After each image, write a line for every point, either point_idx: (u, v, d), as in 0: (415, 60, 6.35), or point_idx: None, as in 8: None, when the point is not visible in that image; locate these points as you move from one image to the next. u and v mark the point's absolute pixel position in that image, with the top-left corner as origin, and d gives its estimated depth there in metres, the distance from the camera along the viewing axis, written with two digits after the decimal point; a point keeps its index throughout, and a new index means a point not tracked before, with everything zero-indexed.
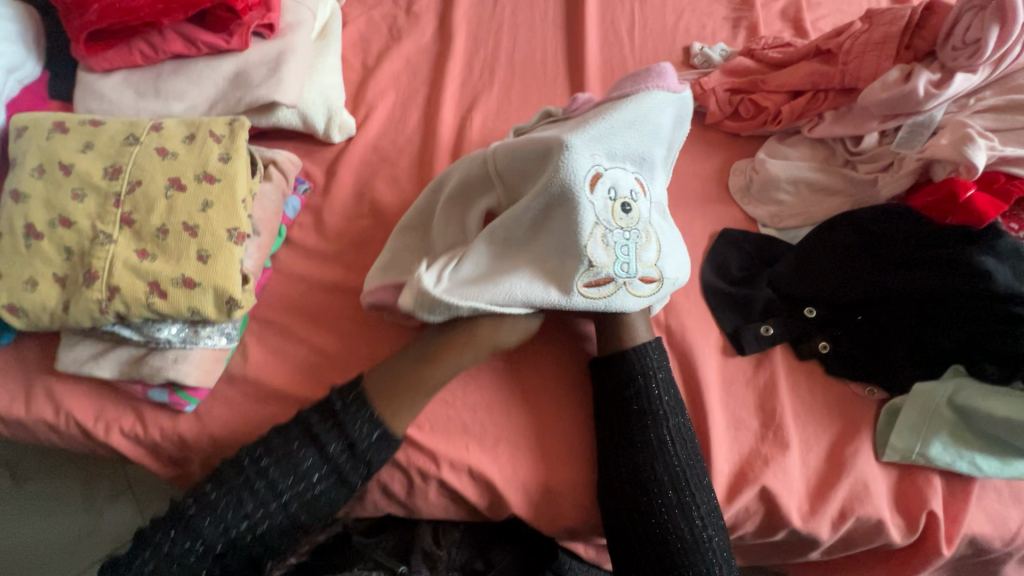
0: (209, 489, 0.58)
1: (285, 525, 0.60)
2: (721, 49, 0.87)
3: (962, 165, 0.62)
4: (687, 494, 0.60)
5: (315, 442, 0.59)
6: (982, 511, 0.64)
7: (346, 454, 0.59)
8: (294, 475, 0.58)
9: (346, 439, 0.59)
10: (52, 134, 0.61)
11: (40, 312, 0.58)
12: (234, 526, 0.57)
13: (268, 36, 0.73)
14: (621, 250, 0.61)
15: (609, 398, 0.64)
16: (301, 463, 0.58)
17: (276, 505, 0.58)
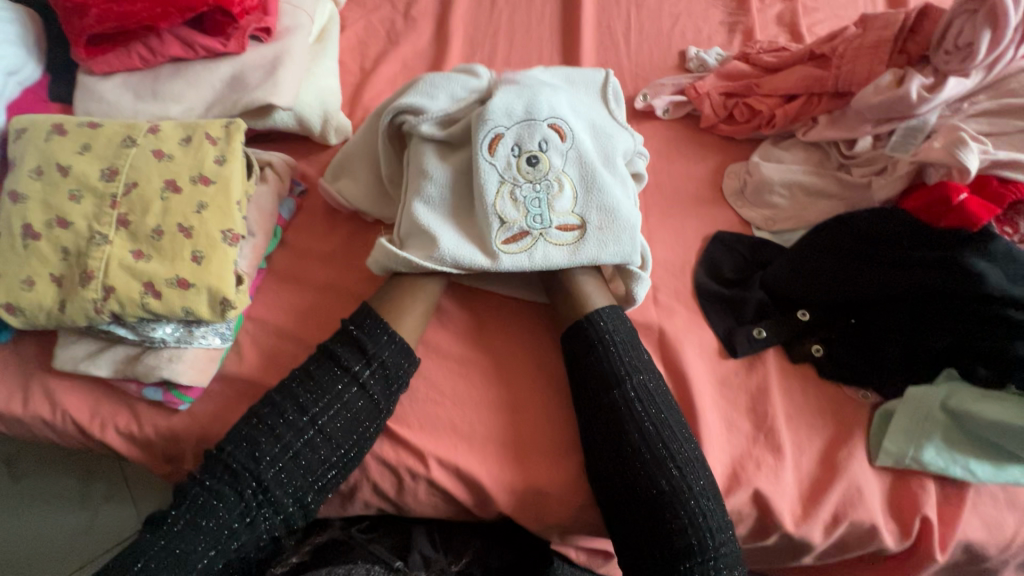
0: (242, 433, 0.59)
1: (319, 462, 0.60)
2: (716, 53, 0.87)
3: (954, 169, 0.62)
4: (675, 467, 0.59)
5: (335, 363, 0.63)
6: (977, 517, 0.63)
7: (366, 368, 0.63)
8: (320, 397, 0.61)
9: (363, 356, 0.63)
10: (51, 135, 0.62)
11: (36, 311, 0.59)
12: (267, 456, 0.59)
13: (265, 39, 0.74)
14: (531, 203, 0.67)
15: (579, 372, 0.65)
16: (325, 382, 0.62)
17: (306, 429, 0.60)
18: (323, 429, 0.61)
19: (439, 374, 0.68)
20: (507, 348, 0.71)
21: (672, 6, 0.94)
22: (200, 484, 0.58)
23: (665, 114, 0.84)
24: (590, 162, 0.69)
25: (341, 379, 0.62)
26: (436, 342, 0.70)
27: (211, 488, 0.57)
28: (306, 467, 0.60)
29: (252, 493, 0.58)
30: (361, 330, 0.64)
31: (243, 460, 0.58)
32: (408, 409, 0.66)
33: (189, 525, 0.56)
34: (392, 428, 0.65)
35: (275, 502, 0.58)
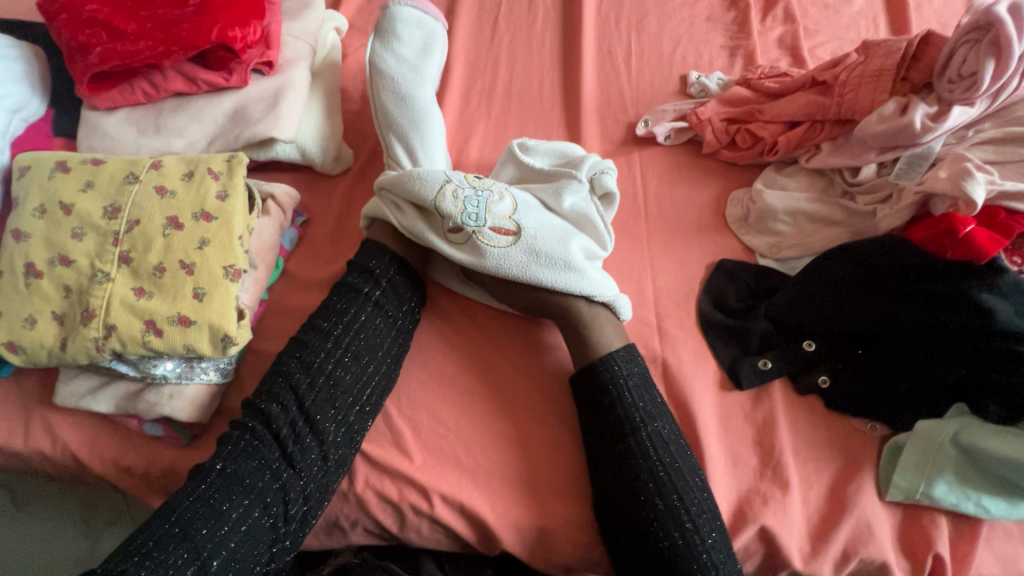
0: (272, 374, 0.64)
1: (345, 385, 0.64)
2: (717, 77, 0.87)
3: (961, 201, 0.61)
4: (689, 520, 0.58)
5: (349, 292, 0.69)
6: (991, 554, 0.61)
7: (374, 290, 0.69)
8: (339, 320, 0.66)
9: (370, 278, 0.69)
10: (55, 173, 0.62)
11: (38, 350, 0.59)
12: (296, 387, 0.62)
13: (267, 73, 0.74)
14: (469, 203, 0.70)
15: (587, 400, 0.65)
16: (340, 305, 0.68)
17: (327, 361, 0.64)
18: (339, 370, 0.64)
19: (442, 407, 0.68)
20: (515, 380, 0.70)
21: (673, 31, 0.94)
22: (235, 436, 0.60)
23: (666, 140, 0.84)
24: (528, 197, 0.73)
25: (354, 302, 0.68)
26: (440, 374, 0.70)
27: (247, 430, 0.61)
28: (334, 400, 0.63)
29: (287, 432, 0.61)
30: (361, 261, 0.71)
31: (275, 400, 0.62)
32: (409, 443, 0.66)
33: (227, 478, 0.57)
34: (393, 464, 0.64)
35: (314, 429, 0.61)
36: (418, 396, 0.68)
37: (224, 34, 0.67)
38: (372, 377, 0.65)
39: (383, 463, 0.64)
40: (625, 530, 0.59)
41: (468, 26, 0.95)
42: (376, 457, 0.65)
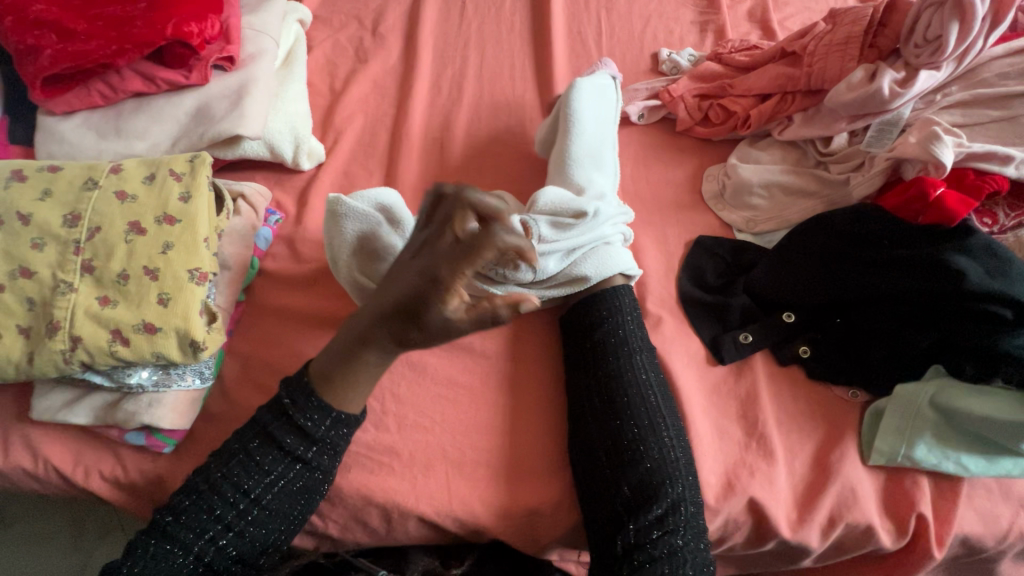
0: (184, 512, 0.57)
1: (262, 539, 0.59)
2: (688, 54, 0.87)
3: (930, 164, 0.61)
4: (672, 479, 0.59)
5: (275, 443, 0.60)
6: (972, 511, 0.63)
7: (310, 449, 0.60)
8: (260, 477, 0.59)
9: (308, 440, 0.60)
10: (10, 183, 0.60)
11: (4, 365, 0.57)
12: (216, 512, 0.57)
13: (229, 68, 0.72)
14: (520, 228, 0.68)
15: (580, 353, 0.66)
16: (268, 463, 0.59)
17: (253, 504, 0.58)
18: (255, 519, 0.59)
19: (426, 399, 0.67)
20: (513, 356, 0.71)
21: (642, 9, 0.93)
22: (143, 550, 0.55)
23: (639, 120, 0.83)
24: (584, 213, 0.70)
25: (283, 461, 0.60)
26: (423, 366, 0.69)
27: (175, 513, 0.57)
28: (324, 403, 0.60)
29: (205, 560, 0.57)
30: (263, 446, 0.60)
31: (312, 403, 0.60)
32: (396, 435, 0.66)
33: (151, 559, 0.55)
34: (381, 457, 0.65)
35: (227, 557, 0.58)
36: (402, 390, 0.68)
37: (180, 29, 0.65)
38: (295, 514, 0.60)
39: (370, 458, 0.65)
40: (609, 492, 0.59)
41: (435, 12, 0.94)
42: (361, 452, 0.65)
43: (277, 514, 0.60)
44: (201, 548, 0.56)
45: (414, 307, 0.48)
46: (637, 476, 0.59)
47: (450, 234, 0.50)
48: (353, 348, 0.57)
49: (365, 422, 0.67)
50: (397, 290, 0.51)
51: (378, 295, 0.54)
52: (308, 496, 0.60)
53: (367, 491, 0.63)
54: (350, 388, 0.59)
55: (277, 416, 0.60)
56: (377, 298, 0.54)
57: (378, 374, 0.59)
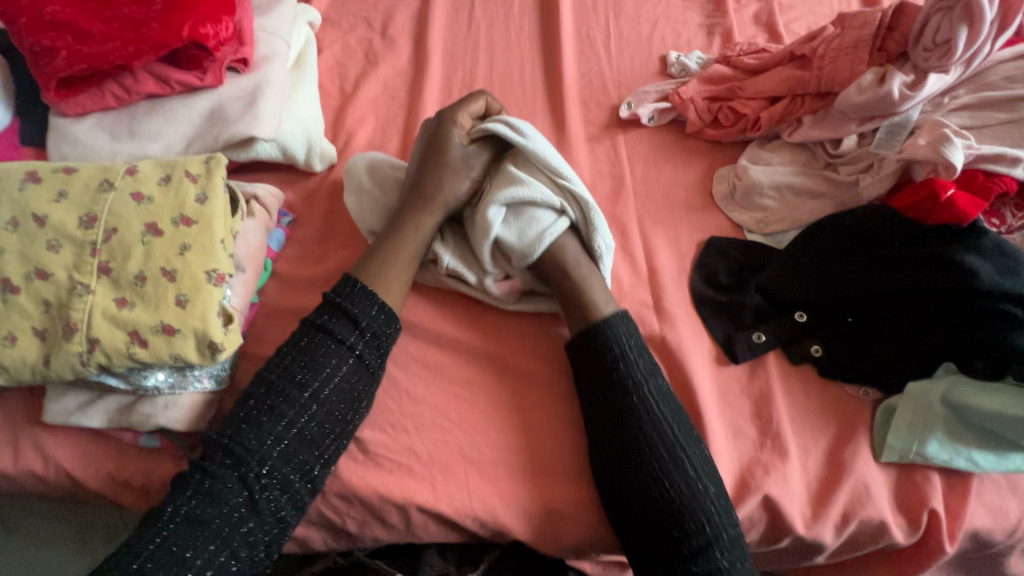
0: (238, 428, 0.60)
1: (311, 461, 0.61)
2: (696, 56, 0.88)
3: (941, 165, 0.62)
4: (707, 506, 0.59)
5: (328, 335, 0.65)
6: (982, 506, 0.64)
7: (359, 340, 0.65)
8: (315, 372, 0.63)
9: (356, 327, 0.65)
10: (25, 184, 0.60)
11: (21, 368, 0.57)
12: (273, 432, 0.60)
13: (243, 70, 0.72)
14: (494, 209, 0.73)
15: (596, 373, 0.64)
16: (320, 356, 0.64)
17: (308, 403, 0.62)
18: (304, 432, 0.61)
19: (442, 399, 0.68)
20: (525, 379, 0.70)
21: (649, 12, 0.94)
22: (195, 481, 0.57)
23: (650, 122, 0.84)
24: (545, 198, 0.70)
25: (336, 352, 0.64)
26: (438, 366, 0.69)
27: (232, 425, 0.60)
28: (370, 294, 0.67)
29: (259, 474, 0.59)
30: (311, 344, 0.64)
31: (362, 296, 0.66)
32: (412, 436, 0.66)
33: (210, 477, 0.57)
34: (399, 457, 0.65)
35: (279, 481, 0.60)
36: (418, 390, 0.68)
37: (196, 31, 0.65)
38: (345, 416, 0.63)
39: (387, 458, 0.65)
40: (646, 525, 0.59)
41: (444, 15, 0.94)
42: (378, 453, 0.65)
43: (327, 429, 0.62)
44: (265, 453, 0.59)
45: (453, 182, 0.72)
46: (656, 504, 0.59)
47: (460, 129, 0.74)
48: (397, 240, 0.70)
49: (381, 423, 0.67)
50: (421, 174, 0.72)
51: (411, 205, 0.72)
52: (355, 405, 0.64)
53: (385, 492, 0.63)
54: (392, 280, 0.68)
55: (315, 325, 0.65)
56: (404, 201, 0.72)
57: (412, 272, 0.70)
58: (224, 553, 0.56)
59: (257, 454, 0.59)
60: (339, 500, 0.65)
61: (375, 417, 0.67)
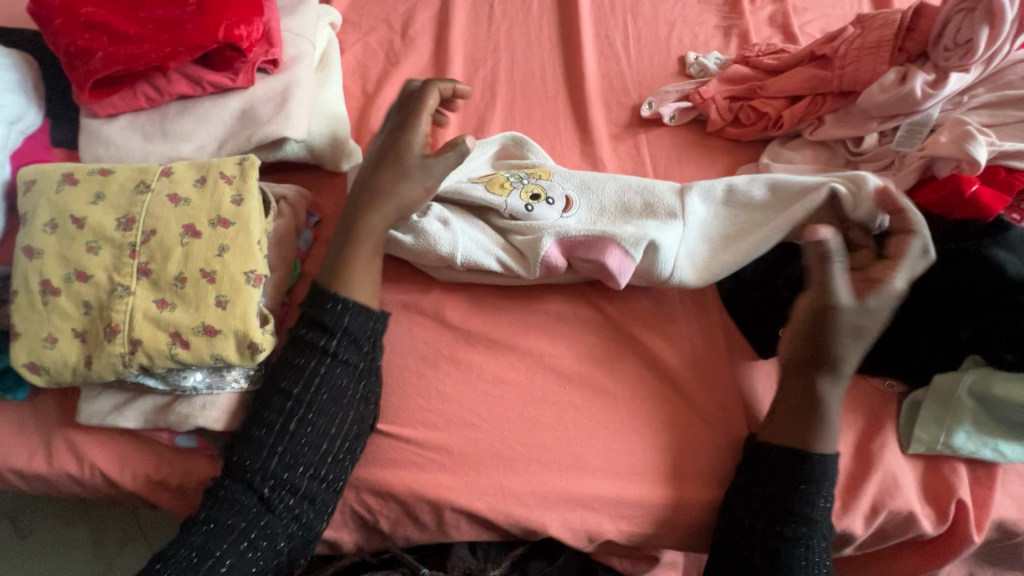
0: (245, 436, 0.61)
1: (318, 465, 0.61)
2: (715, 57, 0.89)
3: (965, 162, 0.64)
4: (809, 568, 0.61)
5: (304, 342, 0.63)
6: (1007, 497, 0.65)
7: (334, 341, 0.63)
8: (297, 376, 0.62)
9: (326, 330, 0.63)
10: (63, 186, 0.60)
11: (62, 369, 0.57)
12: (266, 444, 0.60)
13: (272, 71, 0.72)
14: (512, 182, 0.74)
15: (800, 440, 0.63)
16: (299, 362, 0.62)
17: (296, 409, 0.61)
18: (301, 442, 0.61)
19: (475, 397, 0.68)
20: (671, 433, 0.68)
21: (667, 13, 0.96)
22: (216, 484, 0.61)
23: (671, 121, 0.85)
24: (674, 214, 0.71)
25: (313, 355, 0.63)
26: (469, 365, 0.70)
27: (236, 441, 0.61)
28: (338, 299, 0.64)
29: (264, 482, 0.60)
30: (299, 353, 0.62)
31: (323, 297, 0.64)
32: (446, 433, 0.66)
33: (226, 490, 0.60)
34: (433, 455, 0.65)
35: (288, 484, 0.60)
36: (450, 389, 0.69)
37: (231, 32, 0.65)
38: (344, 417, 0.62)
39: (421, 455, 0.66)
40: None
41: (464, 16, 0.95)
42: (413, 450, 0.66)
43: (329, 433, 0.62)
44: (266, 461, 0.60)
45: (406, 191, 0.67)
46: (791, 531, 0.61)
47: (418, 135, 0.69)
48: (357, 229, 0.66)
49: (415, 421, 0.67)
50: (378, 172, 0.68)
51: (367, 193, 0.67)
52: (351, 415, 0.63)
53: (421, 489, 0.64)
54: (354, 274, 0.66)
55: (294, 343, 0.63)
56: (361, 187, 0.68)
57: (374, 264, 0.68)
58: (245, 546, 0.58)
59: (256, 462, 0.60)
60: (374, 497, 0.65)
61: (409, 415, 0.67)
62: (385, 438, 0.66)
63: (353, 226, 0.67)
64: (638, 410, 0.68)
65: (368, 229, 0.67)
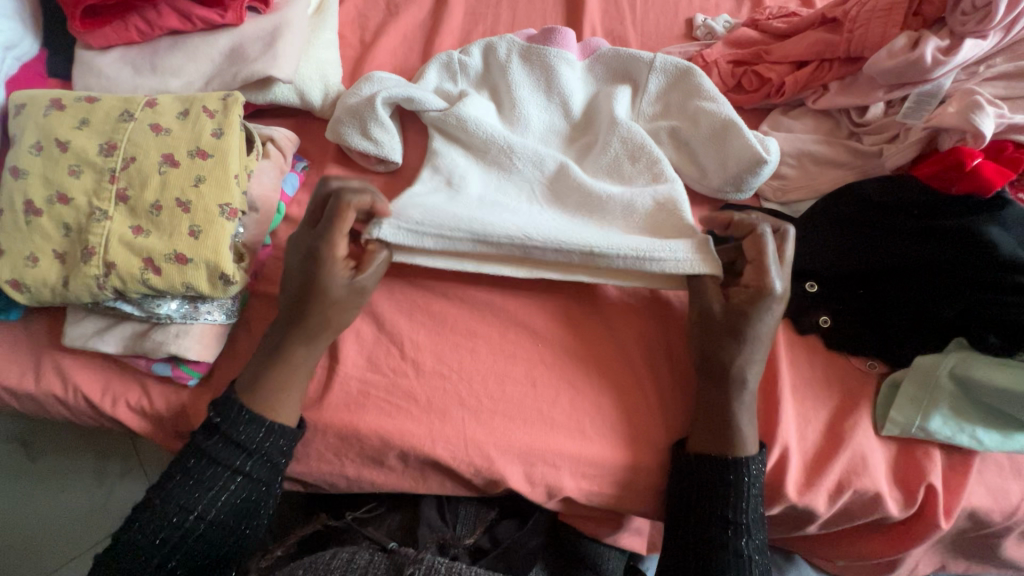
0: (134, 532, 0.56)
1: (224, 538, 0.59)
2: (724, 20, 0.85)
3: (969, 133, 0.61)
4: None
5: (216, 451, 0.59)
6: (982, 485, 0.63)
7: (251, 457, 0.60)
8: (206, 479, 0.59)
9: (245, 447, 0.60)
10: (49, 111, 0.61)
11: (42, 288, 0.59)
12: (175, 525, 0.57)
13: (263, 11, 0.73)
14: (529, 107, 0.74)
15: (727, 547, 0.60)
16: (208, 472, 0.59)
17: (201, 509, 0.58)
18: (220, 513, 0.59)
19: (445, 348, 0.69)
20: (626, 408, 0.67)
21: None
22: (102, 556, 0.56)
23: None
24: (640, 133, 0.71)
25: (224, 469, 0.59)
26: (442, 315, 0.70)
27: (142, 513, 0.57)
28: (255, 416, 0.60)
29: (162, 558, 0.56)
30: (198, 467, 0.59)
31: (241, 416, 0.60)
32: (413, 381, 0.67)
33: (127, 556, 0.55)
34: (398, 399, 0.66)
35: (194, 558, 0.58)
36: (421, 337, 0.69)
37: None
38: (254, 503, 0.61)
39: (387, 399, 0.66)
40: None
41: None
42: (380, 394, 0.66)
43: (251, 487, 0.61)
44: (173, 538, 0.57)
45: (339, 316, 0.63)
46: None
47: (339, 267, 0.61)
48: (280, 361, 0.62)
49: (384, 366, 0.68)
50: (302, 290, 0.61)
51: (294, 319, 0.62)
52: (268, 482, 0.61)
53: (383, 433, 0.65)
54: (284, 396, 0.62)
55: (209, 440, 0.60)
56: (286, 318, 0.62)
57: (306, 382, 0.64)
58: None
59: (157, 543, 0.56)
60: (338, 439, 0.66)
61: (379, 359, 0.68)
62: (353, 380, 0.67)
63: (283, 358, 0.62)
64: (607, 373, 0.68)
65: (300, 354, 0.63)
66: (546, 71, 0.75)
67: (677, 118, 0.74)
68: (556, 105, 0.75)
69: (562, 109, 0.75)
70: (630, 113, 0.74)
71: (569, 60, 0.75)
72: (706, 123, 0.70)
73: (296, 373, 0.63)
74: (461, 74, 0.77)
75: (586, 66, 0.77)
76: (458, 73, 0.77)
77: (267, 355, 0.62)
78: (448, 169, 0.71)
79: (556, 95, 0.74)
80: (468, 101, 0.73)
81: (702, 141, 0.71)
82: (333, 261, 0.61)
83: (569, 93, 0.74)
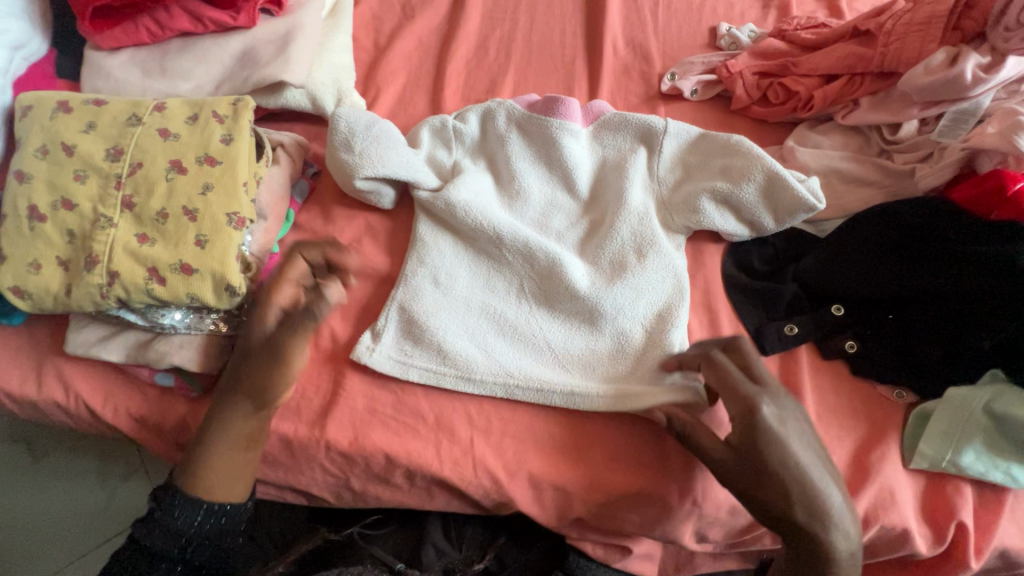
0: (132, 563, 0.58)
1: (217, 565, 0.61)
2: (749, 30, 0.83)
3: (1011, 156, 0.58)
4: None
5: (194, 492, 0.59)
6: (1015, 523, 0.60)
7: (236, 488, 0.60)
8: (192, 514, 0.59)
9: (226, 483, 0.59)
10: (56, 113, 0.60)
11: (43, 296, 0.57)
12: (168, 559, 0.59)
13: (276, 13, 0.71)
14: (527, 185, 0.72)
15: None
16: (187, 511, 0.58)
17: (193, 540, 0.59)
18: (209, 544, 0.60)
19: None
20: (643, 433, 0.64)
21: None
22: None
23: (692, 95, 0.79)
24: (654, 225, 0.69)
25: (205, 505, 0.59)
26: None
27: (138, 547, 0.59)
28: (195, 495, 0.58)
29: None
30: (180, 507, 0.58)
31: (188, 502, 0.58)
32: (421, 398, 0.65)
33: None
34: (406, 417, 0.64)
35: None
36: None
37: None
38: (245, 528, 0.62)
39: (395, 416, 0.64)
40: None
41: None
42: (388, 411, 0.64)
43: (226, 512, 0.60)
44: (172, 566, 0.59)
45: (273, 386, 0.59)
46: None
47: (265, 322, 0.59)
48: (214, 430, 0.58)
49: (392, 382, 0.65)
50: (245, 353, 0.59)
51: (229, 382, 0.59)
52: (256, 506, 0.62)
53: (389, 451, 0.62)
54: (221, 470, 0.58)
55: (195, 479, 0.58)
56: (227, 378, 0.59)
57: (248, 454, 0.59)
58: None
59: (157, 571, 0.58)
60: (342, 458, 0.64)
61: (387, 374, 0.66)
62: (360, 397, 0.65)
63: (223, 431, 0.58)
64: None
65: (232, 420, 0.58)
66: (547, 143, 0.72)
67: (701, 177, 0.70)
68: (558, 180, 0.72)
69: (564, 187, 0.72)
70: (648, 177, 0.71)
71: (573, 130, 0.72)
72: (742, 178, 0.68)
73: (239, 444, 0.59)
74: (456, 142, 0.74)
75: (592, 133, 0.74)
76: (453, 140, 0.74)
77: (206, 426, 0.59)
78: (434, 265, 0.69)
79: (559, 168, 0.72)
80: (461, 181, 0.71)
81: (743, 196, 0.67)
82: (267, 306, 0.59)
83: (573, 167, 0.71)
